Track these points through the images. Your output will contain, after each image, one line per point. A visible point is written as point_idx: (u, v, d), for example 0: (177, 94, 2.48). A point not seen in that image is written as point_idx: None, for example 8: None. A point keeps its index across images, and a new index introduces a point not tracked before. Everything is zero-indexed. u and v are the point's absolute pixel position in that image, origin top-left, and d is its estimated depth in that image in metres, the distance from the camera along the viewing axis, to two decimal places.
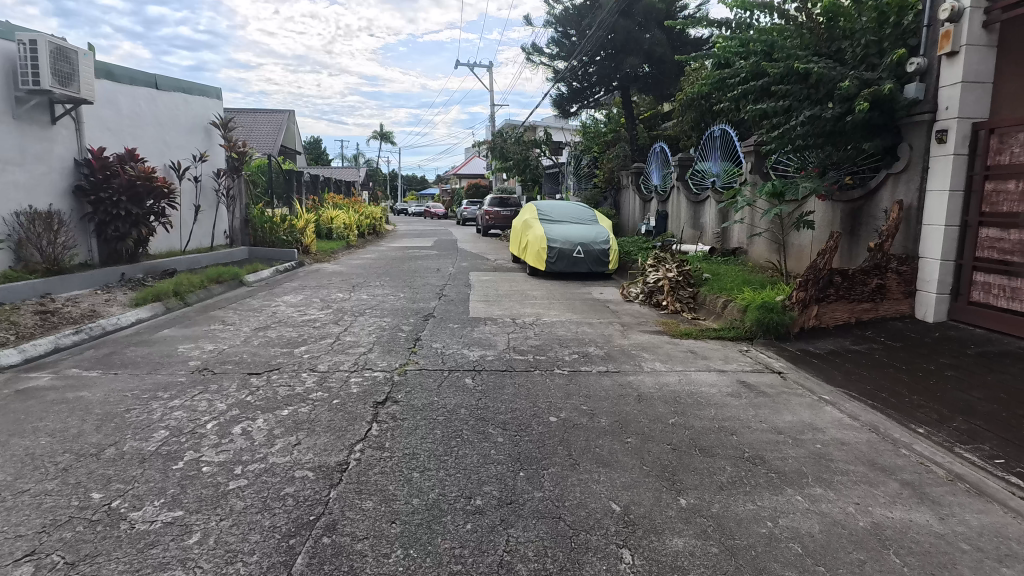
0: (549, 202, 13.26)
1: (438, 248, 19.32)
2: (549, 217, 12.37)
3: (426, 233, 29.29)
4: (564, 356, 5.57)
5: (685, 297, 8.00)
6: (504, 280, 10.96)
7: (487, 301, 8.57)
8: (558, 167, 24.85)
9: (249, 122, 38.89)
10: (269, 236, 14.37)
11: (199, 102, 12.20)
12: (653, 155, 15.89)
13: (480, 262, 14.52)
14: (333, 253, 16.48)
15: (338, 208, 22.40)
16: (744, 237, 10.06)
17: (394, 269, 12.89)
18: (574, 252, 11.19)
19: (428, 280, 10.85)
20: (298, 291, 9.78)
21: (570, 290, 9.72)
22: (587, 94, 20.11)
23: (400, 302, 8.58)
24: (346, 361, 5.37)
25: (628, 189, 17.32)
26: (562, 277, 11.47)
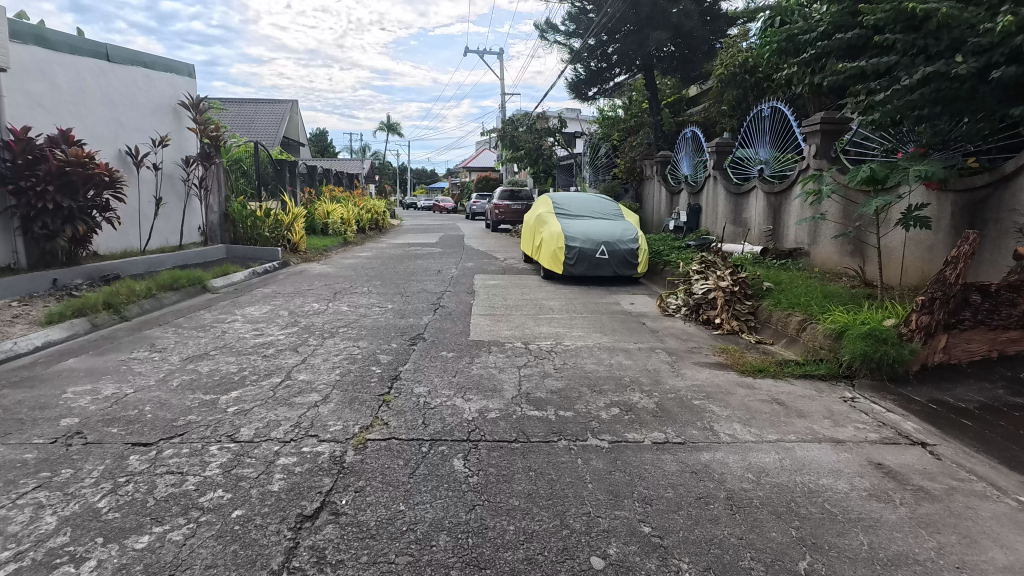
0: (567, 194, 11.54)
1: (442, 245, 17.68)
2: (568, 211, 10.66)
3: (433, 228, 27.67)
4: (599, 411, 3.89)
5: (743, 313, 6.32)
6: (514, 286, 9.28)
7: (493, 316, 6.92)
8: (573, 157, 23.09)
9: (250, 112, 37.42)
10: (251, 233, 12.89)
11: (164, 79, 10.63)
12: (682, 141, 14.12)
13: (488, 262, 12.86)
14: (324, 252, 14.91)
15: (336, 202, 20.79)
16: (804, 236, 8.35)
17: (388, 271, 11.27)
18: (597, 252, 9.49)
19: (425, 286, 9.20)
20: (268, 300, 8.19)
21: (594, 301, 8.04)
22: (607, 76, 18.35)
23: (385, 316, 6.95)
24: (286, 419, 3.73)
25: (653, 180, 15.57)
26: (582, 282, 9.78)
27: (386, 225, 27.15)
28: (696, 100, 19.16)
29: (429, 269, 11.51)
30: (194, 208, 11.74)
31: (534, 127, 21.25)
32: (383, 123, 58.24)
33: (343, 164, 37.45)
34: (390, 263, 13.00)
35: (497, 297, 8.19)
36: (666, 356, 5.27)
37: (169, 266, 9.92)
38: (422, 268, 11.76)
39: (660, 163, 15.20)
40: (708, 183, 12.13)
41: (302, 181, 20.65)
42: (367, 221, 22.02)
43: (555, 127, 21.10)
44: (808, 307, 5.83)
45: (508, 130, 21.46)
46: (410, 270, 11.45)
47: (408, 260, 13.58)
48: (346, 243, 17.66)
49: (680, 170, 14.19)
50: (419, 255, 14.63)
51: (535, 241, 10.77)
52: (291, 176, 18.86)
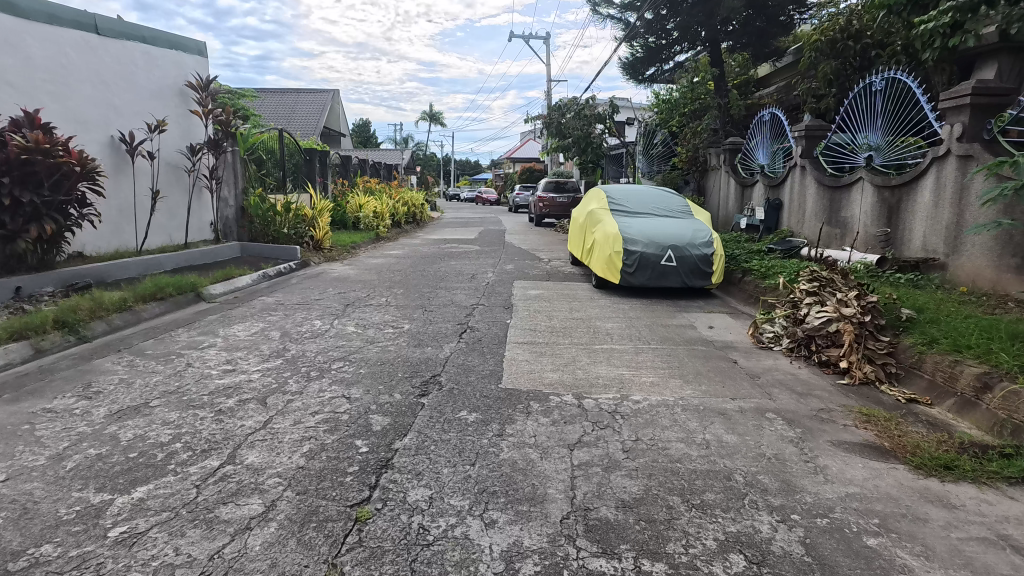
0: (624, 187, 9.84)
1: (480, 243, 16.17)
2: (626, 207, 8.98)
3: (473, 222, 26.25)
4: (710, 565, 2.28)
5: (879, 354, 4.59)
6: (561, 298, 7.70)
7: (534, 345, 5.36)
8: (625, 146, 21.23)
9: (291, 102, 36.78)
10: (269, 229, 11.69)
11: (165, 56, 9.48)
12: (758, 124, 12.15)
13: (530, 264, 11.30)
14: (349, 249, 13.68)
15: (370, 195, 19.56)
16: (938, 244, 6.50)
17: (415, 275, 9.86)
18: (663, 257, 7.79)
19: (454, 297, 7.73)
20: (266, 313, 6.87)
21: (662, 323, 6.37)
22: (665, 54, 16.76)
23: (398, 343, 5.50)
24: (189, 563, 2.27)
25: (720, 171, 13.64)
26: (642, 294, 8.10)
27: (424, 218, 25.90)
28: (767, 80, 16.99)
29: (462, 273, 10.03)
30: (206, 203, 10.62)
31: (582, 113, 19.48)
32: (425, 113, 57.15)
33: (384, 154, 36.50)
34: (420, 264, 11.61)
35: (539, 316, 6.63)
36: (786, 430, 3.60)
37: (169, 268, 8.82)
38: (453, 271, 10.30)
39: (729, 152, 13.30)
40: (792, 174, 10.22)
41: (334, 172, 19.51)
42: (403, 214, 20.74)
43: (605, 113, 19.30)
44: (988, 353, 4.07)
45: (555, 116, 19.72)
46: (441, 273, 10.02)
47: (439, 260, 12.16)
48: (376, 239, 16.40)
49: (754, 161, 12.30)
50: (454, 255, 13.18)
51: (585, 242, 9.15)
52: (322, 167, 17.73)
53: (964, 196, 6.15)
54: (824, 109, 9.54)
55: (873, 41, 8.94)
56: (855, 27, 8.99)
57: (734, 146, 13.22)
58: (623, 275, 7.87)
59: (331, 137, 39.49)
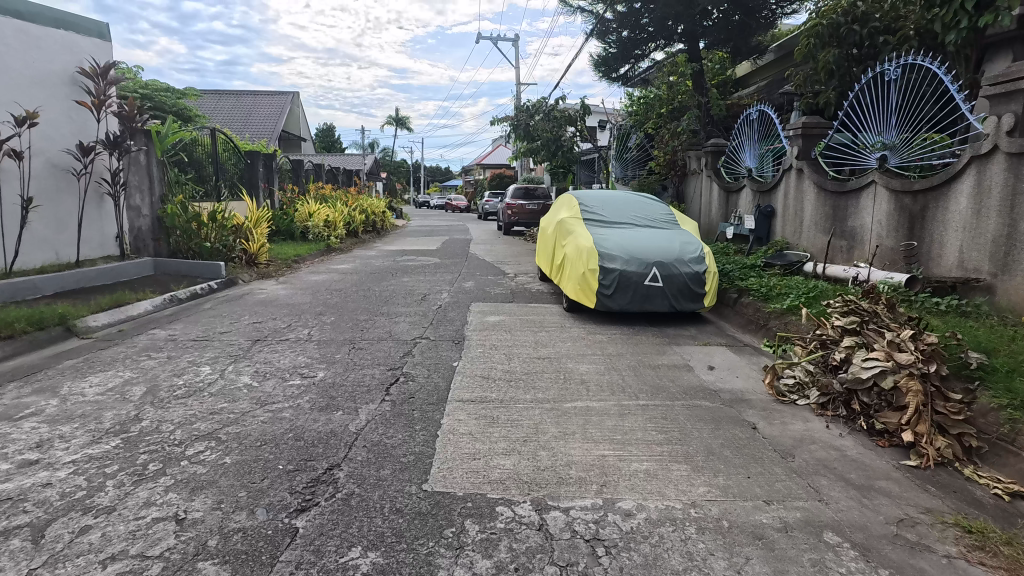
0: (598, 193, 8.58)
1: (442, 254, 14.76)
2: (602, 215, 7.71)
3: (438, 231, 24.81)
4: None
5: (953, 421, 3.35)
6: (525, 327, 6.38)
7: (485, 405, 3.98)
8: (597, 150, 20.09)
9: (248, 105, 34.90)
10: (189, 243, 10.09)
11: (42, 33, 7.80)
12: (744, 122, 11.02)
13: (494, 281, 9.93)
14: (290, 264, 12.16)
15: (323, 202, 18.00)
16: (981, 261, 5.35)
17: (356, 297, 8.40)
18: (647, 275, 6.49)
19: (396, 328, 6.32)
20: (147, 355, 5.35)
21: (650, 364, 5.06)
22: (638, 51, 15.63)
23: (301, 403, 4.05)
24: None
25: (702, 176, 12.51)
26: (623, 320, 6.79)
27: (387, 226, 24.35)
28: (747, 79, 15.96)
29: (414, 293, 8.62)
30: (109, 212, 9.03)
31: (552, 114, 18.23)
32: (391, 118, 55.47)
33: (346, 159, 34.86)
34: (368, 280, 10.16)
35: (496, 355, 5.27)
36: (867, 575, 2.28)
37: (48, 293, 7.24)
38: (403, 291, 8.89)
39: (711, 154, 12.16)
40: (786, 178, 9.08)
41: (283, 178, 17.89)
42: (360, 222, 19.18)
43: (576, 115, 18.13)
44: None
45: (523, 118, 18.44)
46: (389, 294, 8.63)
47: (390, 276, 10.72)
48: (325, 251, 14.85)
49: (740, 164, 11.16)
50: (409, 269, 11.73)
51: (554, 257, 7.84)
52: (266, 172, 16.13)
53: (1018, 204, 4.99)
54: (823, 104, 8.40)
55: (880, 26, 7.82)
56: (861, 9, 7.86)
57: (717, 148, 12.08)
58: (599, 298, 6.55)
59: (291, 141, 37.66)
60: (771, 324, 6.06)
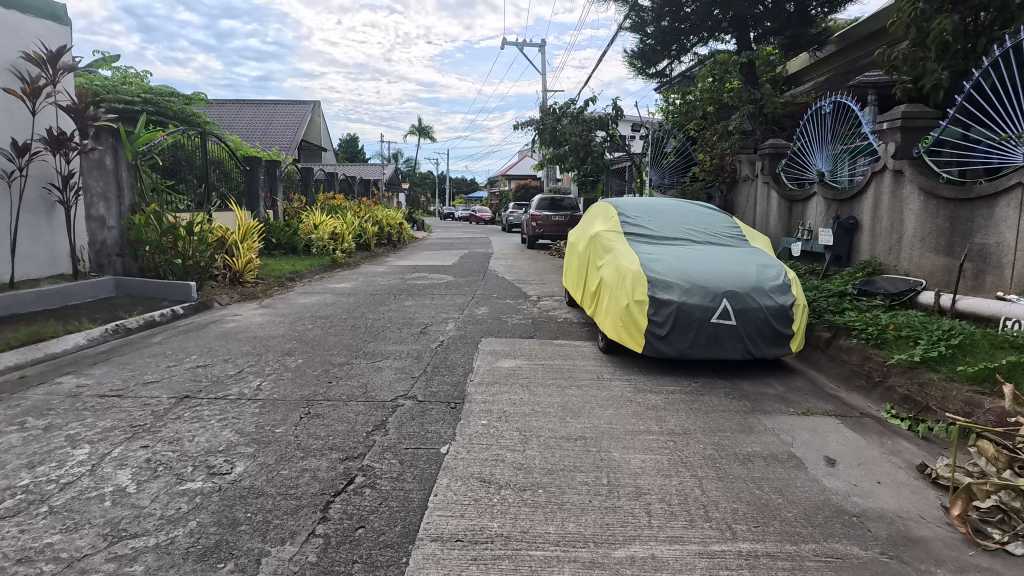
0: (641, 200, 6.93)
1: (457, 271, 13.25)
2: (648, 228, 6.06)
3: (458, 244, 23.36)
4: None
5: None
6: (549, 379, 4.76)
7: (478, 551, 2.37)
8: (629, 158, 18.45)
9: (269, 115, 34.16)
10: (159, 259, 8.69)
11: None
12: (812, 117, 9.28)
13: (511, 306, 8.31)
14: (282, 283, 10.75)
15: (332, 212, 16.69)
16: None
17: (341, 328, 6.85)
18: (716, 310, 4.79)
19: (378, 379, 4.76)
20: (25, 422, 3.84)
21: (735, 453, 3.39)
22: (679, 46, 14.02)
23: (182, 534, 2.50)
24: None
25: (758, 184, 10.77)
26: (680, 369, 5.09)
27: (403, 238, 22.97)
28: (801, 76, 14.18)
29: (414, 323, 7.05)
30: (62, 224, 7.73)
31: (581, 117, 16.64)
32: (415, 128, 54.58)
33: (366, 169, 33.85)
34: (365, 304, 8.66)
35: (506, 430, 3.65)
36: None
37: None
38: (402, 320, 7.34)
39: (769, 157, 10.40)
40: (876, 184, 7.30)
41: (290, 186, 16.62)
42: (372, 234, 17.77)
43: (607, 117, 16.52)
44: None
45: (549, 121, 16.90)
46: (383, 324, 7.07)
47: (392, 298, 9.20)
48: (328, 267, 13.44)
49: (807, 166, 9.41)
50: (416, 290, 10.21)
51: (587, 281, 6.18)
52: (268, 180, 14.85)
53: None
54: (930, 90, 6.66)
55: None
56: None
57: (776, 149, 10.32)
58: (650, 338, 4.87)
59: (311, 151, 36.80)
60: (894, 383, 4.33)
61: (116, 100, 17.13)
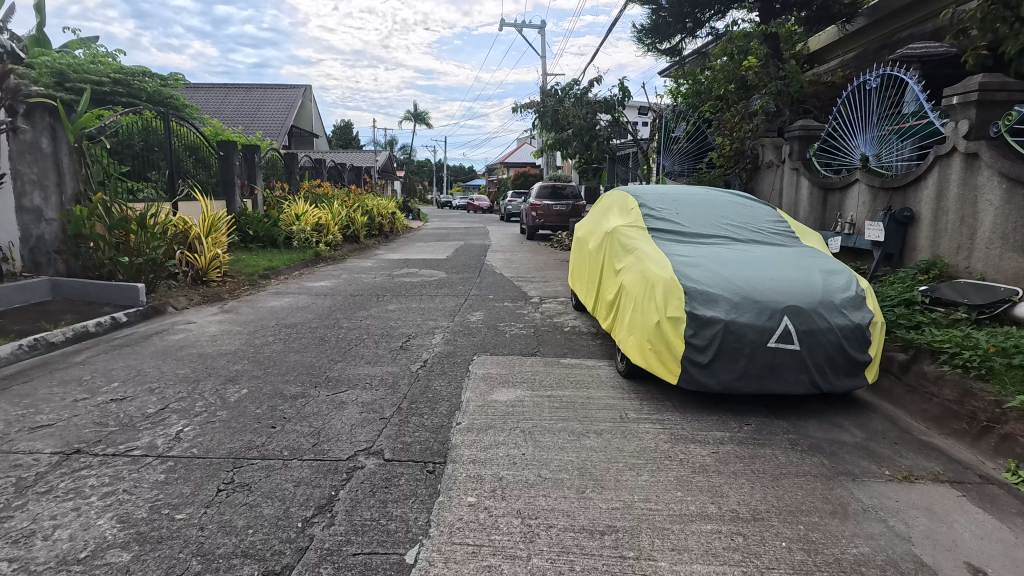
0: (663, 188, 5.83)
1: (452, 266, 12.18)
2: (676, 223, 4.98)
3: (455, 235, 22.25)
4: None
5: None
6: (557, 420, 3.68)
7: None
8: (636, 143, 17.30)
9: (258, 100, 32.85)
10: (104, 257, 7.58)
11: None
12: (853, 93, 8.16)
13: (510, 311, 7.24)
14: (255, 280, 9.67)
15: (318, 201, 15.56)
16: None
17: (307, 341, 5.75)
18: (774, 331, 3.71)
19: (336, 421, 3.68)
20: None
21: (836, 562, 2.32)
22: (693, 20, 12.84)
23: None
24: None
25: (786, 171, 9.65)
26: (724, 404, 4.01)
27: (396, 228, 21.84)
28: (824, 53, 13.04)
29: (394, 334, 5.98)
30: None
31: (585, 99, 15.47)
32: (411, 114, 53.23)
33: (359, 156, 32.63)
34: (342, 307, 7.60)
35: (502, 517, 2.57)
36: None
37: None
38: (381, 329, 6.26)
39: (798, 140, 9.33)
40: (939, 169, 6.21)
41: (272, 173, 15.46)
42: (361, 225, 16.65)
43: (613, 100, 15.36)
44: None
45: (551, 103, 15.72)
46: (359, 334, 6.00)
47: (375, 299, 8.10)
48: (310, 262, 12.34)
49: (849, 151, 8.22)
50: (404, 289, 9.11)
51: (602, 287, 5.11)
52: (246, 167, 13.70)
53: None
54: (1013, 57, 5.55)
55: None
56: None
57: (807, 131, 9.25)
58: (688, 367, 3.80)
59: (303, 138, 35.53)
60: (1018, 435, 3.26)
61: (84, 80, 15.87)
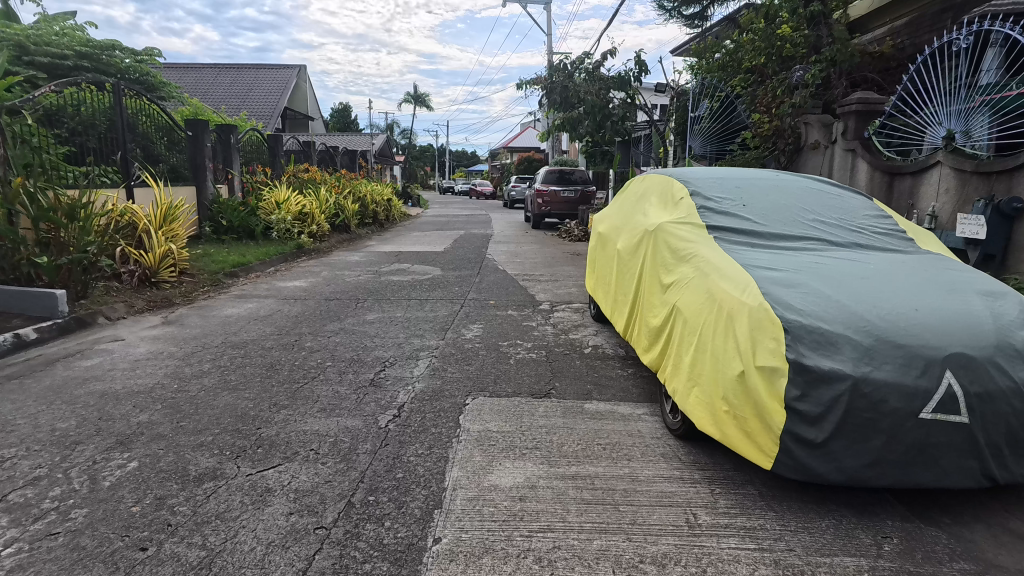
0: (717, 170, 4.47)
1: (449, 260, 10.86)
2: (747, 218, 3.63)
3: (455, 223, 20.90)
4: None
5: None
6: (590, 533, 2.36)
7: None
8: (652, 125, 15.90)
9: (250, 80, 31.35)
10: (18, 257, 6.23)
11: None
12: (944, 53, 6.70)
13: (514, 324, 5.88)
14: (219, 279, 8.36)
15: (304, 186, 14.22)
16: None
17: (253, 370, 4.44)
18: (931, 395, 2.38)
19: (245, 536, 2.35)
20: None
21: None
22: None
23: None
24: None
25: (838, 153, 8.28)
26: (834, 493, 2.70)
27: (391, 216, 20.42)
28: (868, 21, 11.57)
29: (365, 360, 4.64)
30: None
31: (597, 75, 14.02)
32: (411, 96, 51.60)
33: (355, 139, 31.15)
34: (312, 316, 6.28)
35: None
36: None
37: None
38: (350, 351, 4.92)
39: (856, 116, 7.91)
40: None
41: (253, 157, 14.06)
42: (351, 213, 15.29)
43: (628, 75, 13.90)
44: None
45: (559, 78, 14.25)
46: (321, 360, 4.66)
47: (353, 306, 6.77)
48: (290, 255, 11.04)
49: (931, 127, 6.78)
50: (390, 290, 7.78)
51: (641, 305, 3.81)
52: (221, 149, 12.30)
53: None
54: None
55: None
56: None
57: (865, 105, 7.86)
58: (791, 445, 2.49)
59: (297, 120, 34.04)
60: None
61: (46, 53, 14.51)
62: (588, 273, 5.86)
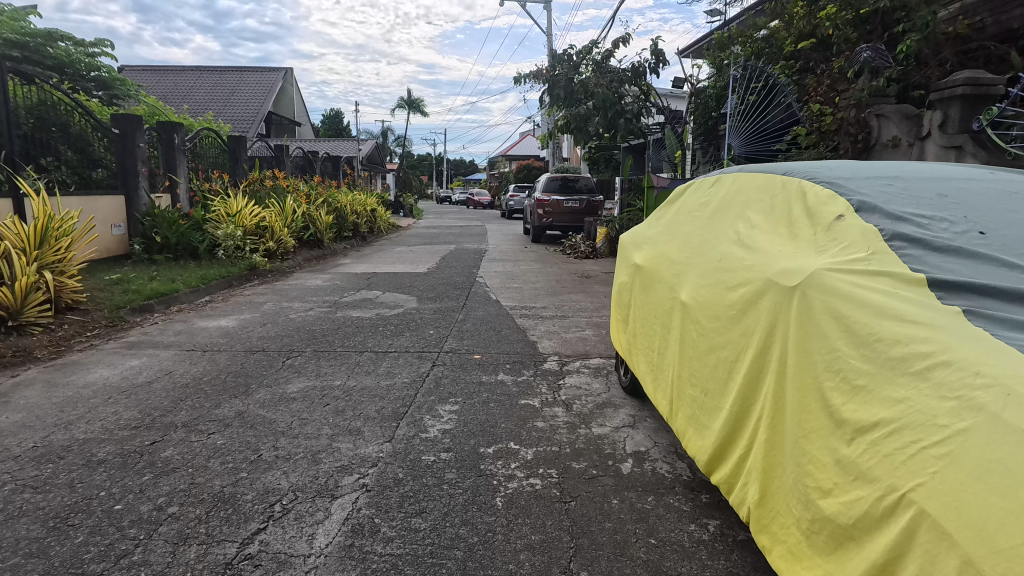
0: (868, 163, 2.50)
1: (430, 284, 8.91)
2: (1009, 264, 1.66)
3: (446, 235, 18.95)
4: None
5: None
6: None
7: None
8: (667, 125, 14.07)
9: (232, 83, 29.53)
10: None
11: None
12: None
13: (505, 403, 3.86)
14: (120, 316, 6.35)
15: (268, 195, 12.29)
16: None
17: (25, 532, 2.41)
18: None
19: None
20: None
21: None
22: None
23: None
24: None
25: (934, 149, 6.37)
26: None
27: (375, 227, 18.44)
28: None
29: (239, 502, 2.63)
30: None
31: (607, 66, 12.10)
32: (406, 102, 49.96)
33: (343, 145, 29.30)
34: (209, 386, 4.26)
35: None
36: None
37: None
38: (226, 474, 2.90)
39: (961, 101, 6.08)
40: None
41: (204, 160, 12.03)
42: (324, 226, 13.33)
43: (644, 66, 11.99)
44: None
45: (564, 71, 12.34)
46: (163, 501, 2.65)
47: (278, 364, 4.77)
48: (236, 280, 9.00)
49: None
50: (342, 333, 5.80)
51: (769, 442, 1.83)
52: (163, 151, 10.31)
53: None
54: None
55: None
56: None
57: (976, 87, 6.01)
58: None
59: (282, 125, 32.20)
60: None
61: None
62: (624, 324, 3.89)
